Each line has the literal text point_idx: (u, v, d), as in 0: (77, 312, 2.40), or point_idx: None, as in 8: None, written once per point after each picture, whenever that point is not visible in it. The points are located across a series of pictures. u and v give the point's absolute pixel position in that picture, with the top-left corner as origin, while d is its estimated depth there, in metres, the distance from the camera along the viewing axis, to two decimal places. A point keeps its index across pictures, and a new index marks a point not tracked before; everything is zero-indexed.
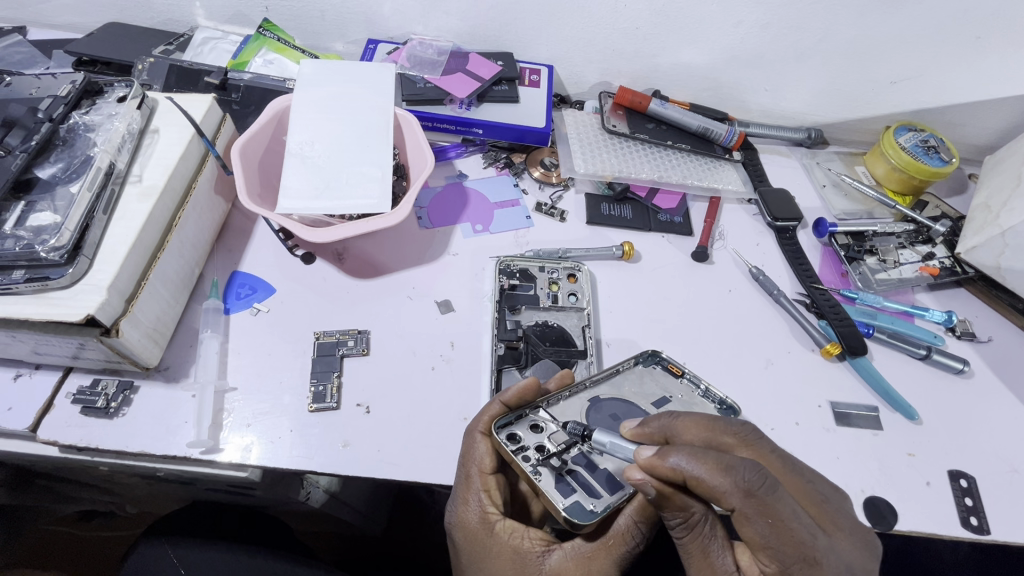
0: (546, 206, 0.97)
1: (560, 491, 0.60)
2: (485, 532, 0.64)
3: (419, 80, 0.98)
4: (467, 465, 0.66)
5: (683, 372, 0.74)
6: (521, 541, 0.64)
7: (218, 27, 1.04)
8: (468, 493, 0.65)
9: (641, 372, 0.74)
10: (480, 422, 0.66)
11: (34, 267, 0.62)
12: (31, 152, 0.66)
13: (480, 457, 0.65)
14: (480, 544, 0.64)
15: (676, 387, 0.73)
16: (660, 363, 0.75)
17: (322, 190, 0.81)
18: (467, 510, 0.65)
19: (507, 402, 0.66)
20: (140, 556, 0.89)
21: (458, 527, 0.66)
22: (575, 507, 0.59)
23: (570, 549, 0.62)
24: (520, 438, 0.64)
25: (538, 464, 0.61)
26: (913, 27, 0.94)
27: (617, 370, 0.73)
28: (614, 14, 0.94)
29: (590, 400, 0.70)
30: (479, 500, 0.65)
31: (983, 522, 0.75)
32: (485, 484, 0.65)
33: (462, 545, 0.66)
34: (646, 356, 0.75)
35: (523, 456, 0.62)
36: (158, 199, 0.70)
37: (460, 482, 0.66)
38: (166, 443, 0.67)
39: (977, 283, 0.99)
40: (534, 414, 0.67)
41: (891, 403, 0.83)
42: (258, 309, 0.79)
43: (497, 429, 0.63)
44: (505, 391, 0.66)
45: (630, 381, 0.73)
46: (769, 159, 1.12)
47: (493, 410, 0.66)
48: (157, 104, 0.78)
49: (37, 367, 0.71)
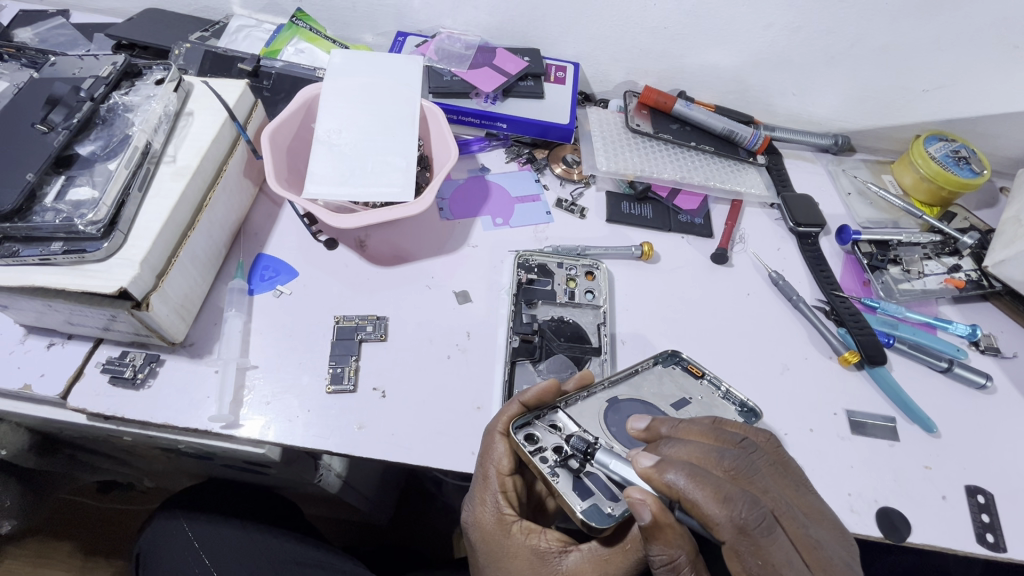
0: (566, 203, 0.98)
1: (577, 493, 0.60)
2: (501, 533, 0.65)
3: (446, 73, 1.00)
4: (485, 465, 0.67)
5: (703, 373, 0.74)
6: (539, 542, 0.65)
7: (252, 15, 1.06)
8: (485, 493, 0.66)
9: (660, 372, 0.74)
10: (498, 422, 0.67)
11: (72, 240, 0.64)
12: (73, 129, 0.68)
13: (498, 458, 0.66)
14: (497, 546, 0.65)
15: (696, 389, 0.73)
16: (679, 364, 0.75)
17: (347, 177, 0.83)
18: (484, 511, 0.66)
19: (525, 402, 0.67)
20: (158, 528, 0.92)
21: (475, 527, 0.67)
22: (592, 510, 0.59)
23: (588, 550, 0.62)
24: (538, 439, 0.64)
25: (556, 466, 0.62)
26: (950, 34, 0.92)
27: (636, 370, 0.73)
28: (643, 13, 0.94)
29: (609, 400, 0.70)
30: (496, 501, 0.66)
31: (999, 539, 0.74)
32: (502, 485, 0.66)
33: (478, 546, 0.67)
34: (665, 357, 0.75)
35: (541, 457, 0.62)
36: (190, 180, 0.72)
37: (477, 483, 0.67)
38: (188, 416, 0.69)
39: (1004, 298, 0.97)
40: (553, 415, 0.67)
41: (909, 415, 0.82)
42: (280, 291, 0.81)
43: (514, 429, 0.64)
44: (524, 392, 0.68)
45: (648, 381, 0.73)
46: (793, 165, 1.11)
47: (512, 410, 0.67)
48: (192, 87, 0.80)
49: (70, 337, 0.74)
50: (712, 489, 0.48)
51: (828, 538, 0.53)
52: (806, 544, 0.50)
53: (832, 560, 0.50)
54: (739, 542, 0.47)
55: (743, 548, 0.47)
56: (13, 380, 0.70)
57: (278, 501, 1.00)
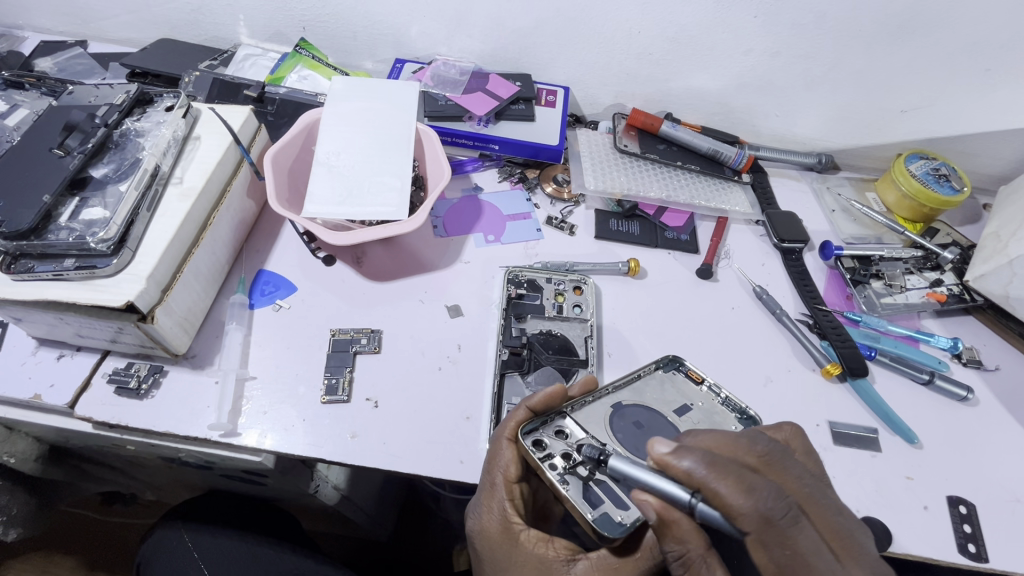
0: (556, 220, 1.01)
1: (589, 501, 0.62)
2: (508, 539, 0.68)
3: (441, 98, 1.04)
4: (492, 473, 0.68)
5: (703, 379, 0.76)
6: (547, 550, 0.67)
7: (259, 45, 1.12)
8: (492, 500, 0.68)
9: (662, 377, 0.76)
10: (506, 428, 0.68)
11: (83, 257, 0.68)
12: (87, 153, 0.73)
13: (505, 465, 0.67)
14: (504, 552, 0.68)
15: (697, 395, 0.75)
16: (681, 370, 0.77)
17: (345, 197, 0.87)
18: (491, 517, 0.68)
19: (533, 407, 0.68)
20: (157, 538, 0.95)
21: (481, 534, 0.69)
22: (604, 519, 0.62)
23: (597, 559, 0.65)
24: (546, 445, 0.66)
25: (566, 473, 0.63)
26: (923, 59, 0.96)
27: (638, 375, 0.75)
28: (628, 40, 0.98)
29: (614, 405, 0.71)
30: (503, 509, 0.67)
31: (981, 549, 0.75)
32: (510, 493, 0.68)
33: (484, 551, 0.69)
34: (667, 362, 0.77)
35: (550, 464, 0.64)
36: (196, 200, 0.76)
37: (484, 489, 0.69)
38: (190, 425, 0.72)
39: (986, 312, 0.99)
40: (560, 420, 0.69)
41: (891, 426, 0.84)
42: (280, 306, 0.84)
43: (523, 435, 0.66)
44: (531, 397, 0.69)
45: (651, 386, 0.75)
46: (778, 183, 1.15)
47: (520, 416, 0.69)
48: (200, 113, 0.85)
49: (78, 349, 0.77)
50: (729, 479, 0.48)
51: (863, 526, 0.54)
52: (841, 540, 0.50)
53: (865, 552, 0.50)
54: (758, 531, 0.47)
55: (770, 537, 0.47)
56: (25, 390, 0.73)
57: (276, 512, 1.02)
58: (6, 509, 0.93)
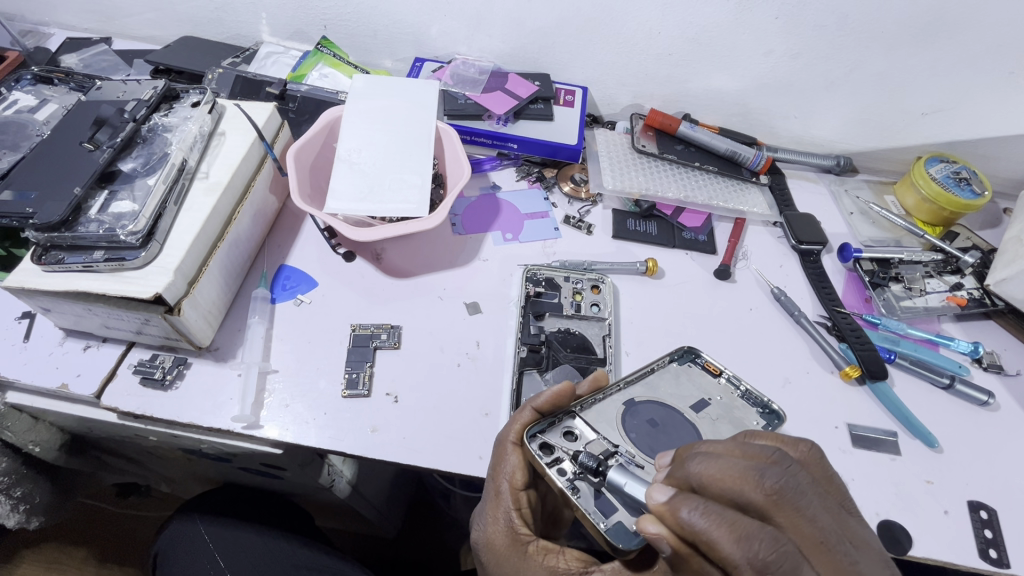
0: (574, 219, 1.02)
1: (600, 509, 0.60)
2: (516, 552, 0.66)
3: (460, 96, 1.05)
4: (498, 480, 0.68)
5: (721, 372, 0.77)
6: (557, 562, 0.66)
7: (280, 43, 1.13)
8: (498, 510, 0.67)
9: (676, 370, 0.77)
10: (511, 432, 0.68)
11: (112, 249, 0.69)
12: (117, 147, 0.74)
13: (511, 471, 0.67)
14: (512, 566, 0.66)
15: (715, 388, 0.76)
16: (696, 362, 0.78)
17: (366, 194, 0.87)
18: (497, 528, 0.67)
19: (539, 407, 0.68)
20: (174, 530, 0.96)
21: (487, 547, 0.68)
22: (618, 530, 0.59)
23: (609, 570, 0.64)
24: (554, 448, 0.65)
25: (575, 479, 0.62)
26: (946, 61, 0.95)
27: (652, 369, 0.76)
28: (648, 40, 0.98)
29: (626, 403, 0.71)
30: (510, 518, 0.67)
31: (1003, 555, 0.74)
32: (517, 502, 0.67)
33: (492, 565, 0.68)
34: (681, 355, 0.79)
35: (559, 470, 0.62)
36: (222, 195, 0.77)
37: (490, 499, 0.68)
38: (212, 416, 0.73)
39: (1007, 316, 0.98)
40: (569, 421, 0.68)
41: (911, 430, 0.84)
42: (301, 300, 0.85)
43: (530, 437, 0.65)
44: (536, 398, 0.69)
45: (666, 381, 0.75)
46: (795, 184, 1.15)
47: (525, 418, 0.68)
48: (225, 110, 0.86)
49: (104, 340, 0.78)
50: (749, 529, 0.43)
51: (719, 471, 0.47)
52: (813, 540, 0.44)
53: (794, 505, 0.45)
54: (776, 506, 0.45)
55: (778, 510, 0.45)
56: (52, 379, 0.74)
57: (290, 506, 1.03)
58: (28, 498, 0.94)
